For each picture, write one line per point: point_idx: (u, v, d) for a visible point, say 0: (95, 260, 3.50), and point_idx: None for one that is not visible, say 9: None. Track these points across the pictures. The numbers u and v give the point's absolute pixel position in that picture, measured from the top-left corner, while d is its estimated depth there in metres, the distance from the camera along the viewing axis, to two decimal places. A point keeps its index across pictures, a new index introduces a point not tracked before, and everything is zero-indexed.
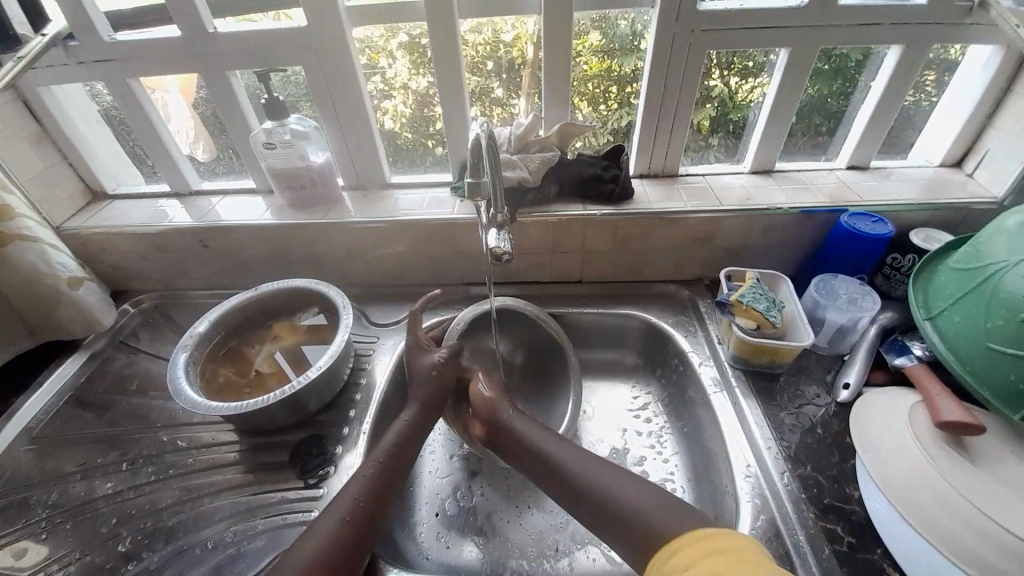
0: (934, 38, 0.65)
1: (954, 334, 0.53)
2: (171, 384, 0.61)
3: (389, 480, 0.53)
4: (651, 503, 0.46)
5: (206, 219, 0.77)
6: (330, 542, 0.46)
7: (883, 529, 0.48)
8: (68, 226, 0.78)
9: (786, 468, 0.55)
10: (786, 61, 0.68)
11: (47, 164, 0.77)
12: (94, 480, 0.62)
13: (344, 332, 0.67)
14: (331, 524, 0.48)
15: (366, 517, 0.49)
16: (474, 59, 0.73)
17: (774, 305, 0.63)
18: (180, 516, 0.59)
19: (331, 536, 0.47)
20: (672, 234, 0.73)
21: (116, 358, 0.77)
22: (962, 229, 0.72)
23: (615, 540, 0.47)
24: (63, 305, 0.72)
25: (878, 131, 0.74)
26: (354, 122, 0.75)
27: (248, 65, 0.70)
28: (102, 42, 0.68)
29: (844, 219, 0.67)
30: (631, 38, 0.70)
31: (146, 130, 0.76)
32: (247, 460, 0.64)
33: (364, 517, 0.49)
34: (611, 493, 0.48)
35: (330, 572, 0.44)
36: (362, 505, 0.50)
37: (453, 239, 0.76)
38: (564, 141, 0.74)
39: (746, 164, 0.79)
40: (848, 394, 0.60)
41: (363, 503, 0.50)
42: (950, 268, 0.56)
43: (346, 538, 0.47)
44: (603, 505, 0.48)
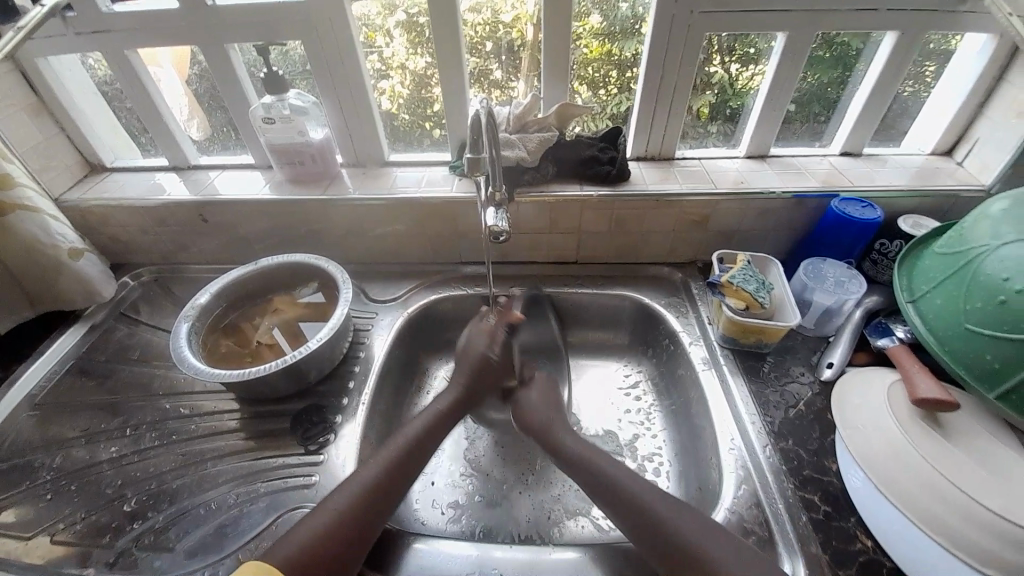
0: (930, 25, 0.66)
1: (935, 316, 0.55)
2: (173, 352, 0.62)
3: (407, 461, 0.55)
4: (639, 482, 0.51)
5: (204, 193, 0.78)
6: (341, 514, 0.48)
7: (860, 500, 0.50)
8: (67, 198, 0.78)
9: (768, 442, 0.57)
10: (783, 46, 0.68)
11: (45, 135, 0.77)
12: (98, 445, 0.64)
13: (344, 307, 0.68)
14: (347, 497, 0.50)
15: (379, 494, 0.51)
16: (474, 40, 0.73)
17: (764, 285, 0.65)
18: (183, 479, 0.61)
19: (346, 509, 0.49)
20: (667, 216, 0.74)
21: (118, 329, 0.78)
22: (949, 217, 0.73)
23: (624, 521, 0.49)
24: (64, 276, 0.72)
25: (872, 118, 0.75)
26: (352, 99, 0.75)
27: (247, 39, 0.70)
28: (100, 13, 0.68)
29: (835, 205, 0.68)
30: (632, 21, 0.70)
31: (144, 104, 0.76)
32: (249, 428, 0.65)
33: (374, 490, 0.51)
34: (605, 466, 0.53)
35: (342, 537, 0.47)
36: (381, 482, 0.52)
37: (451, 218, 0.77)
38: (562, 122, 0.75)
39: (741, 149, 0.80)
40: (831, 373, 0.62)
41: (376, 481, 0.52)
42: (935, 252, 0.58)
43: (356, 510, 0.49)
44: (603, 476, 0.52)
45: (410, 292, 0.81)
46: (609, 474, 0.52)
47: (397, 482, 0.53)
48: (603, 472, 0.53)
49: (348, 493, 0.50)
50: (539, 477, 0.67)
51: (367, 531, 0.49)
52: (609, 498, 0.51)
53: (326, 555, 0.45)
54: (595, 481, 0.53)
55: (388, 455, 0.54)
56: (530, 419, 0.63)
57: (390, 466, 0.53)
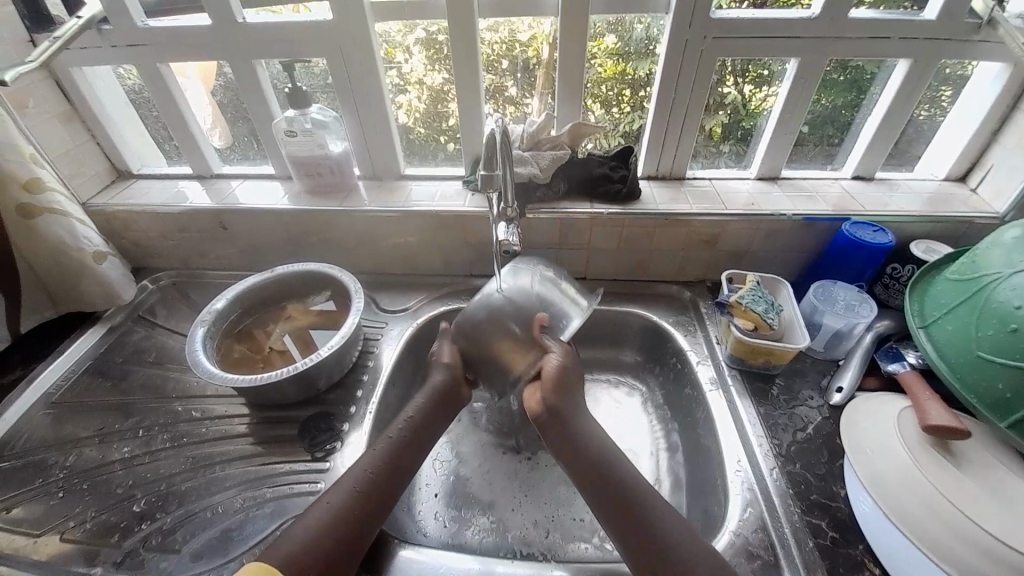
0: (943, 54, 0.67)
1: (946, 342, 0.54)
2: (188, 356, 0.63)
3: (403, 464, 0.54)
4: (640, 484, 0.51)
5: (225, 201, 0.80)
6: (338, 516, 0.49)
7: (865, 522, 0.50)
8: (93, 203, 0.81)
9: (775, 465, 0.57)
10: (795, 71, 0.69)
11: (76, 141, 0.80)
12: (111, 445, 0.65)
13: (355, 316, 0.69)
14: (340, 500, 0.50)
15: (380, 497, 0.51)
16: (490, 57, 0.75)
17: (773, 306, 0.65)
18: (192, 482, 0.61)
19: (340, 506, 0.49)
20: (677, 234, 0.74)
21: (135, 331, 0.80)
22: (962, 243, 0.73)
23: (614, 521, 0.49)
24: (87, 277, 0.75)
25: (884, 143, 0.75)
26: (371, 113, 0.77)
27: (274, 55, 0.72)
28: (136, 28, 0.71)
29: (845, 228, 0.68)
30: (647, 42, 0.72)
31: (171, 114, 0.79)
32: (257, 433, 0.66)
33: (369, 495, 0.51)
34: (609, 460, 0.52)
35: (333, 534, 0.47)
36: (372, 478, 0.52)
37: (462, 231, 0.78)
38: (575, 141, 0.76)
39: (752, 170, 0.81)
40: (841, 397, 0.62)
41: (369, 483, 0.52)
42: (948, 279, 0.58)
43: (355, 514, 0.49)
44: (604, 471, 0.51)
45: (420, 303, 0.82)
46: (612, 470, 0.51)
47: (390, 485, 0.53)
48: (608, 468, 0.52)
49: (339, 496, 0.50)
50: (543, 493, 0.67)
51: (361, 534, 0.49)
52: (608, 494, 0.50)
53: (320, 555, 0.46)
54: (592, 473, 0.51)
55: (382, 455, 0.54)
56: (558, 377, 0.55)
57: (381, 470, 0.53)
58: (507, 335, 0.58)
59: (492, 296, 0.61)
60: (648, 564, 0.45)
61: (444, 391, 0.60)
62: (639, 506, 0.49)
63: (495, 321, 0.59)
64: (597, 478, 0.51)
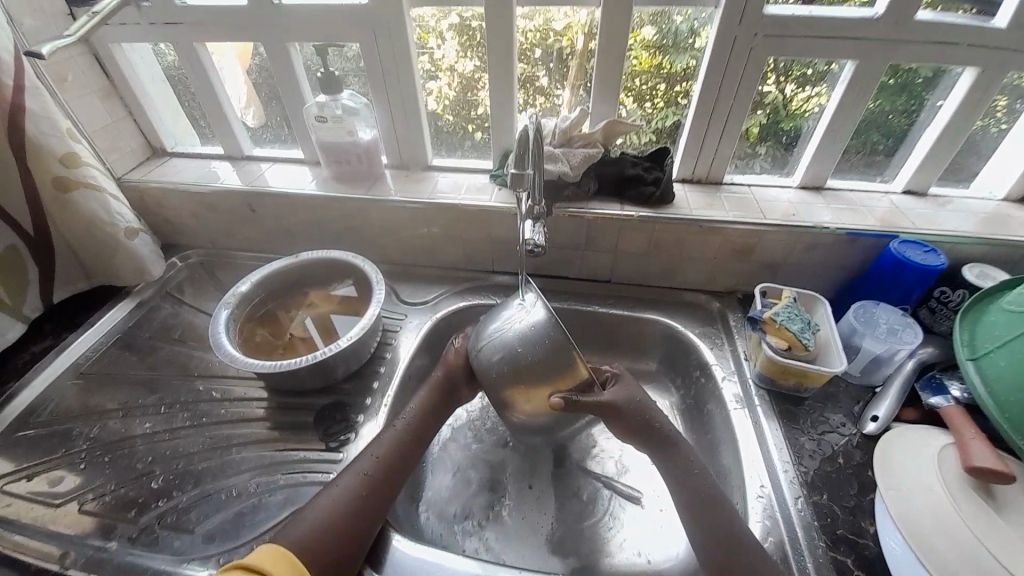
0: (1014, 65, 0.61)
1: (997, 378, 0.50)
2: (211, 337, 0.64)
3: (404, 465, 0.55)
4: (699, 481, 0.52)
5: (254, 184, 0.81)
6: (347, 514, 0.49)
7: (894, 565, 0.47)
8: (128, 179, 0.83)
9: (800, 494, 0.54)
10: (851, 75, 0.65)
11: (113, 117, 0.81)
12: (133, 419, 0.67)
13: (376, 307, 0.69)
14: (345, 496, 0.50)
15: (385, 493, 0.52)
16: (523, 46, 0.72)
17: (808, 326, 0.62)
18: (209, 462, 0.63)
19: (348, 500, 0.50)
20: (710, 243, 0.71)
21: (162, 308, 0.82)
22: (1019, 270, 0.68)
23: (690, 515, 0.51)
24: (118, 253, 0.76)
25: (941, 159, 0.71)
26: (401, 100, 0.76)
27: (306, 38, 0.71)
28: (173, 6, 0.71)
29: (892, 246, 0.64)
30: (687, 36, 0.68)
31: (204, 93, 0.79)
32: (274, 417, 0.67)
33: (370, 491, 0.51)
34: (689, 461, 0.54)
35: (337, 532, 0.47)
36: (380, 469, 0.53)
37: (487, 226, 0.77)
38: (609, 139, 0.73)
39: (795, 178, 0.77)
40: (875, 428, 0.59)
41: (370, 480, 0.52)
42: (1006, 309, 0.54)
43: (360, 510, 0.50)
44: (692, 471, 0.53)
45: (441, 297, 0.81)
46: (695, 471, 0.53)
47: (391, 484, 0.53)
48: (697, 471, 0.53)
49: (340, 492, 0.51)
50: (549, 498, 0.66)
51: (363, 533, 0.49)
52: (688, 490, 0.52)
53: (327, 547, 0.46)
54: (679, 475, 0.53)
55: (384, 453, 0.55)
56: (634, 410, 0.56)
57: (383, 467, 0.54)
58: (533, 379, 0.55)
59: (511, 339, 0.56)
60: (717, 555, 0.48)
61: (445, 392, 0.62)
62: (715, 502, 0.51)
63: (521, 367, 0.55)
64: (683, 478, 0.53)
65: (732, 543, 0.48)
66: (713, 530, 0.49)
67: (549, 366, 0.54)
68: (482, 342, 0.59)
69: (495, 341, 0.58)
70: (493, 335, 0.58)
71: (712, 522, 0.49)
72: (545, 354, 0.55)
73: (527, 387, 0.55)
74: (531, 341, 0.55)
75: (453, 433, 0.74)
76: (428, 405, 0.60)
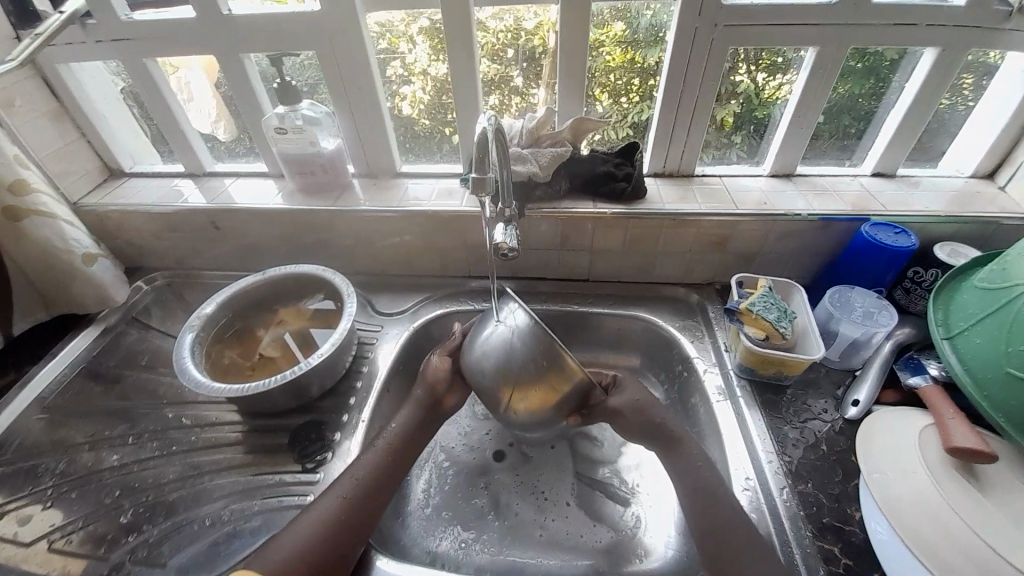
0: (972, 43, 0.62)
1: (971, 356, 0.51)
2: (176, 363, 0.62)
3: (387, 483, 0.53)
4: (699, 468, 0.52)
5: (218, 201, 0.78)
6: (326, 541, 0.47)
7: (882, 553, 0.46)
8: (85, 203, 0.80)
9: (786, 484, 0.54)
10: (813, 61, 0.65)
11: (66, 140, 0.78)
12: (102, 451, 0.64)
13: (348, 320, 0.67)
14: (324, 522, 0.48)
15: (368, 515, 0.50)
16: (493, 46, 0.71)
17: (786, 314, 0.61)
18: (181, 492, 0.60)
19: (328, 525, 0.48)
20: (684, 236, 0.71)
21: (129, 333, 0.79)
22: (989, 245, 0.68)
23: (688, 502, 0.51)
24: (77, 279, 0.73)
25: (907, 139, 0.71)
26: (367, 110, 0.74)
27: (262, 48, 0.69)
28: (119, 21, 0.68)
29: (864, 230, 0.64)
30: (653, 29, 0.68)
31: (161, 110, 0.77)
32: (248, 441, 0.65)
33: (351, 512, 0.50)
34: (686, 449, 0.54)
35: (316, 561, 0.46)
36: (360, 490, 0.52)
37: (461, 231, 0.75)
38: (577, 137, 0.72)
39: (765, 166, 0.77)
40: (856, 411, 0.58)
41: (352, 502, 0.50)
42: (976, 286, 0.54)
43: (342, 534, 0.48)
44: (692, 460, 0.53)
45: (418, 305, 0.80)
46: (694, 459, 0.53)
47: (375, 504, 0.51)
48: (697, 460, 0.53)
49: (319, 516, 0.49)
50: (548, 491, 0.65)
51: (345, 560, 0.48)
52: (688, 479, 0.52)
53: None
54: (679, 464, 0.54)
55: (365, 474, 0.53)
56: (635, 406, 0.57)
57: (364, 488, 0.52)
58: (527, 385, 0.53)
59: (503, 348, 0.55)
60: (711, 538, 0.48)
61: (429, 402, 0.61)
62: (710, 489, 0.51)
63: (515, 374, 0.54)
64: (680, 466, 0.53)
65: (725, 525, 0.48)
66: (710, 519, 0.49)
67: (541, 372, 0.53)
68: (469, 351, 0.59)
69: (480, 351, 0.57)
70: (481, 347, 0.57)
71: (709, 507, 0.49)
72: (536, 359, 0.53)
73: (521, 393, 0.54)
74: (507, 350, 0.54)
75: (451, 429, 0.73)
76: (413, 422, 0.59)
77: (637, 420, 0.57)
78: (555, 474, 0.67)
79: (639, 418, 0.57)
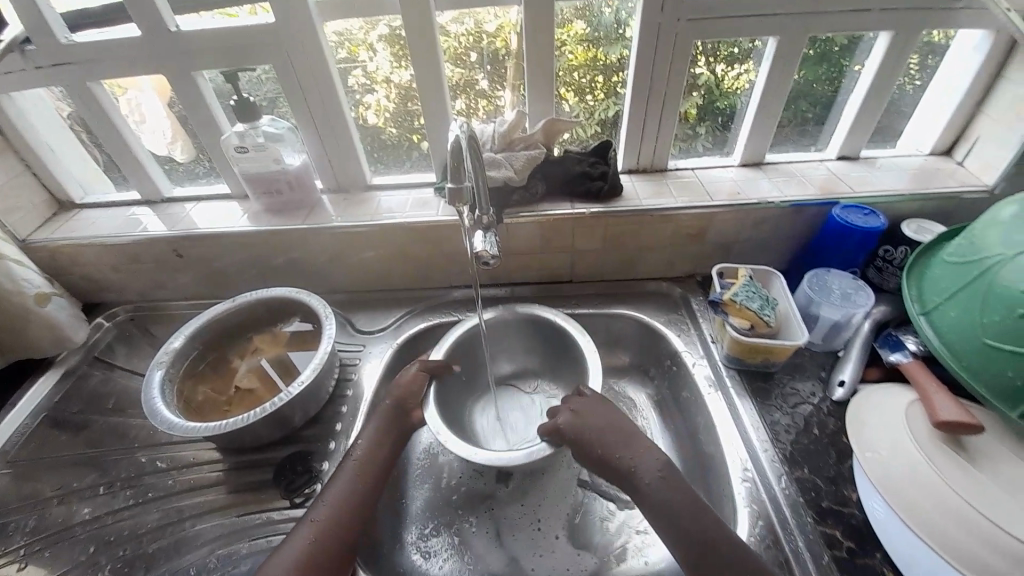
0: (924, 23, 0.64)
1: (949, 330, 0.52)
2: (145, 404, 0.58)
3: (364, 501, 0.51)
4: (677, 500, 0.48)
5: (180, 227, 0.74)
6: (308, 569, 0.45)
7: (882, 531, 0.47)
8: (36, 239, 0.75)
9: (783, 471, 0.54)
10: (773, 51, 0.66)
11: (10, 174, 0.73)
12: (72, 505, 0.60)
13: (329, 342, 0.65)
14: (303, 552, 0.46)
15: (344, 537, 0.48)
16: (456, 51, 0.70)
17: (768, 303, 0.62)
18: (161, 542, 0.57)
19: (309, 555, 0.46)
20: (662, 231, 0.71)
21: (92, 375, 0.74)
22: (953, 219, 0.71)
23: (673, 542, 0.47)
24: (32, 322, 0.68)
25: (868, 121, 0.73)
26: (332, 124, 0.72)
27: (215, 64, 0.66)
28: (60, 45, 0.64)
29: (835, 213, 0.66)
30: (615, 27, 0.68)
31: (111, 136, 0.72)
32: (230, 480, 0.62)
33: (331, 539, 0.48)
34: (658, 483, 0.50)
35: None
36: (339, 514, 0.49)
37: (439, 242, 0.74)
38: (550, 138, 0.72)
39: (735, 156, 0.78)
40: (843, 392, 0.60)
41: (326, 527, 0.48)
42: (946, 261, 0.55)
43: (319, 562, 0.46)
44: (664, 495, 0.49)
45: (400, 320, 0.78)
46: (665, 494, 0.49)
47: (352, 528, 0.49)
48: (669, 494, 0.49)
49: (296, 549, 0.46)
50: (543, 519, 0.62)
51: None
52: (664, 518, 0.48)
53: None
54: (649, 503, 0.49)
55: (339, 496, 0.51)
56: (595, 440, 0.55)
57: (342, 512, 0.50)
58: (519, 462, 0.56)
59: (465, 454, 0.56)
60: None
61: (397, 413, 0.59)
62: (692, 526, 0.46)
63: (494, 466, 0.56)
64: (653, 503, 0.49)
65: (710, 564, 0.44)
66: (695, 530, 0.46)
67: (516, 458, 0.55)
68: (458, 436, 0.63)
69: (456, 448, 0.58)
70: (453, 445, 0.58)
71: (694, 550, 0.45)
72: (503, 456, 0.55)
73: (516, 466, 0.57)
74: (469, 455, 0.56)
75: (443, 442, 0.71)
76: (383, 433, 0.57)
77: (601, 460, 0.54)
78: (553, 501, 0.64)
79: (602, 454, 0.54)
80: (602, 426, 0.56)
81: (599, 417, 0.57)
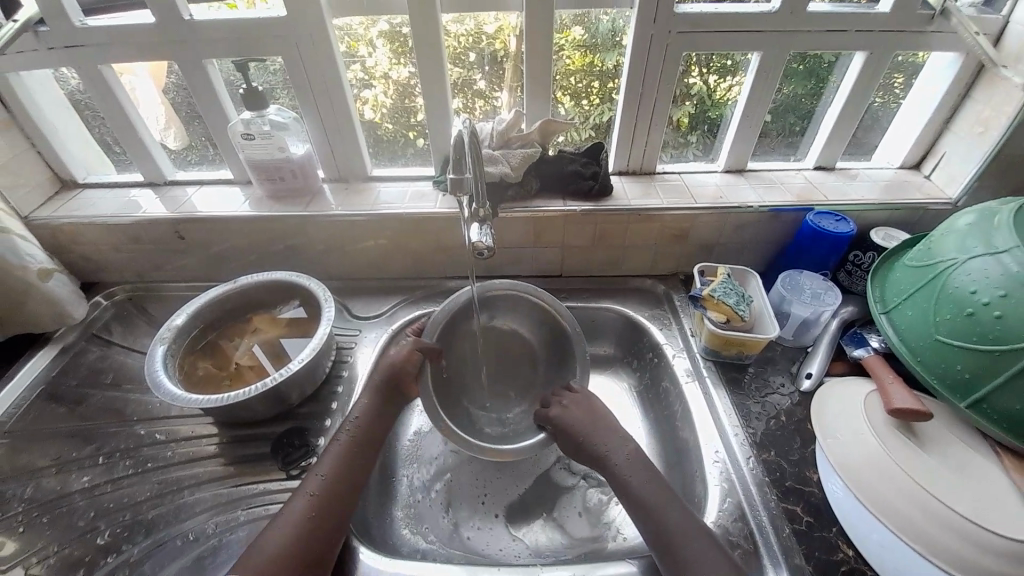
0: (899, 45, 0.68)
1: (907, 327, 0.56)
2: (148, 376, 0.61)
3: (355, 476, 0.54)
4: (647, 483, 0.52)
5: (182, 210, 0.76)
6: (298, 539, 0.47)
7: (840, 509, 0.51)
8: (38, 217, 0.76)
9: (751, 453, 0.58)
10: (757, 65, 0.70)
11: (14, 151, 0.74)
12: (69, 474, 0.61)
13: (327, 325, 0.67)
14: (297, 523, 0.48)
15: (337, 509, 0.51)
16: (456, 50, 0.73)
17: (743, 299, 0.66)
18: (160, 509, 0.59)
19: (301, 526, 0.48)
20: (649, 230, 0.75)
21: (89, 351, 0.75)
22: (918, 229, 0.76)
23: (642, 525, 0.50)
24: (33, 296, 0.70)
25: (844, 134, 0.78)
26: (337, 117, 0.75)
27: (226, 53, 0.69)
28: (73, 28, 0.66)
29: (809, 218, 0.70)
30: (612, 34, 0.71)
31: (118, 118, 0.74)
32: (226, 453, 0.64)
33: (325, 510, 0.50)
34: (631, 467, 0.53)
35: (296, 563, 0.46)
36: (332, 487, 0.52)
37: (435, 233, 0.77)
38: (546, 138, 0.75)
39: (720, 162, 0.82)
40: (810, 383, 0.64)
41: (321, 499, 0.51)
42: (906, 265, 0.60)
43: (312, 531, 0.48)
44: (635, 479, 0.52)
45: (395, 308, 0.81)
46: (634, 479, 0.52)
47: (343, 501, 0.52)
48: (637, 477, 0.52)
49: (290, 519, 0.49)
50: (512, 505, 0.66)
51: (326, 553, 0.48)
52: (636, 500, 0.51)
53: None
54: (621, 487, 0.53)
55: (332, 471, 0.53)
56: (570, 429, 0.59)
57: (336, 486, 0.52)
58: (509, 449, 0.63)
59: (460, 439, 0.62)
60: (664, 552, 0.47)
61: (390, 388, 0.61)
62: (664, 506, 0.50)
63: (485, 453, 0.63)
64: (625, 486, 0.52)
65: (674, 541, 0.47)
66: (664, 510, 0.49)
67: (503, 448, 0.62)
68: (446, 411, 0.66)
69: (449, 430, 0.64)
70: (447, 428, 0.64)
71: (662, 531, 0.48)
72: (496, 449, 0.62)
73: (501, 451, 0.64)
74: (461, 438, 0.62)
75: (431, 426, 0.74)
76: (374, 414, 0.59)
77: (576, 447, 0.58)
78: (513, 485, 0.68)
79: (577, 444, 0.58)
80: (580, 417, 0.60)
81: (578, 409, 0.61)
